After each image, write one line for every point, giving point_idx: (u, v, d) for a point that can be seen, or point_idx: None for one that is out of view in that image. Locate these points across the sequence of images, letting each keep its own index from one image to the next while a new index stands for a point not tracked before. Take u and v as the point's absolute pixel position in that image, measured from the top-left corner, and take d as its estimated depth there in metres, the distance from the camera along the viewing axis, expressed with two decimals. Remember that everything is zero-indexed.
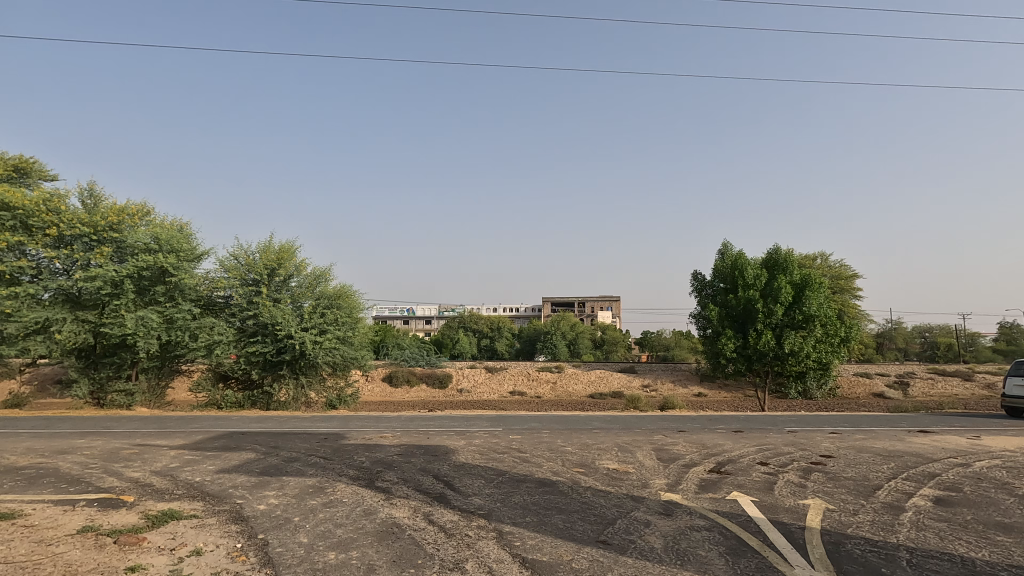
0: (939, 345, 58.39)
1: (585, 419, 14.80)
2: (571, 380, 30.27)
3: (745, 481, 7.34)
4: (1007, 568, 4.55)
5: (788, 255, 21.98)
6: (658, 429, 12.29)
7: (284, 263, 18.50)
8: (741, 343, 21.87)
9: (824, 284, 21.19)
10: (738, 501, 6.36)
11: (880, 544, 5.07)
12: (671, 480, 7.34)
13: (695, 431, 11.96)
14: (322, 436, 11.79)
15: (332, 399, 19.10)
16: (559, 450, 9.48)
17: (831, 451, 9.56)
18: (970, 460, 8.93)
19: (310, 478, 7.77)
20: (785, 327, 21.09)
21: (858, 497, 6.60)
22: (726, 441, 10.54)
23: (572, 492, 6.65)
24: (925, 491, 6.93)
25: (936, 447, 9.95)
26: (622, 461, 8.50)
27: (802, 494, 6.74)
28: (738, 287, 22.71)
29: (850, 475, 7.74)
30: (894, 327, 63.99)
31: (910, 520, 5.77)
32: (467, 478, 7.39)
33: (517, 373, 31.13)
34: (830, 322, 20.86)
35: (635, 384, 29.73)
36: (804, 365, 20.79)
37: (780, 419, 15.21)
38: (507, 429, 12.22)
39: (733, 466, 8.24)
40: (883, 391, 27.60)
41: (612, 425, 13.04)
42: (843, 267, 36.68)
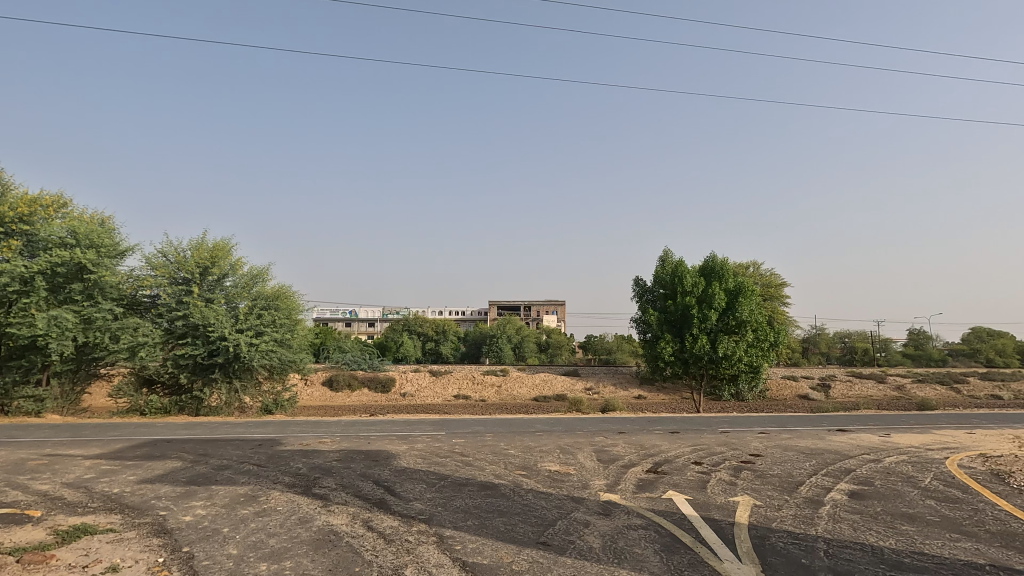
0: (856, 350, 62.66)
1: (528, 422, 14.90)
2: (515, 384, 30.40)
3: (680, 480, 7.62)
4: (911, 555, 4.94)
5: (724, 263, 23.01)
6: (599, 431, 12.55)
7: (218, 262, 17.62)
8: (678, 347, 22.71)
9: (756, 291, 22.32)
10: (673, 500, 6.59)
11: (801, 536, 5.39)
12: (610, 480, 7.51)
13: (634, 433, 12.27)
14: (256, 443, 11.28)
15: (268, 404, 18.35)
16: (502, 453, 9.51)
17: (759, 450, 10.08)
18: (880, 456, 9.65)
19: (241, 486, 7.42)
20: (719, 332, 22.06)
21: (783, 493, 6.99)
22: (663, 442, 10.90)
23: (514, 495, 6.68)
24: (842, 486, 7.43)
25: (852, 445, 10.69)
26: (563, 463, 8.61)
27: (732, 491, 7.06)
28: (677, 293, 23.55)
29: (775, 473, 8.18)
30: (818, 333, 68.27)
31: (828, 513, 6.17)
32: (409, 482, 7.28)
33: (462, 377, 31.00)
34: (760, 328, 21.98)
35: (578, 387, 30.24)
36: (737, 369, 21.79)
37: (714, 420, 15.84)
38: (450, 434, 12.13)
39: (669, 466, 8.53)
40: (808, 393, 29.35)
41: (554, 428, 13.21)
42: (773, 276, 38.77)
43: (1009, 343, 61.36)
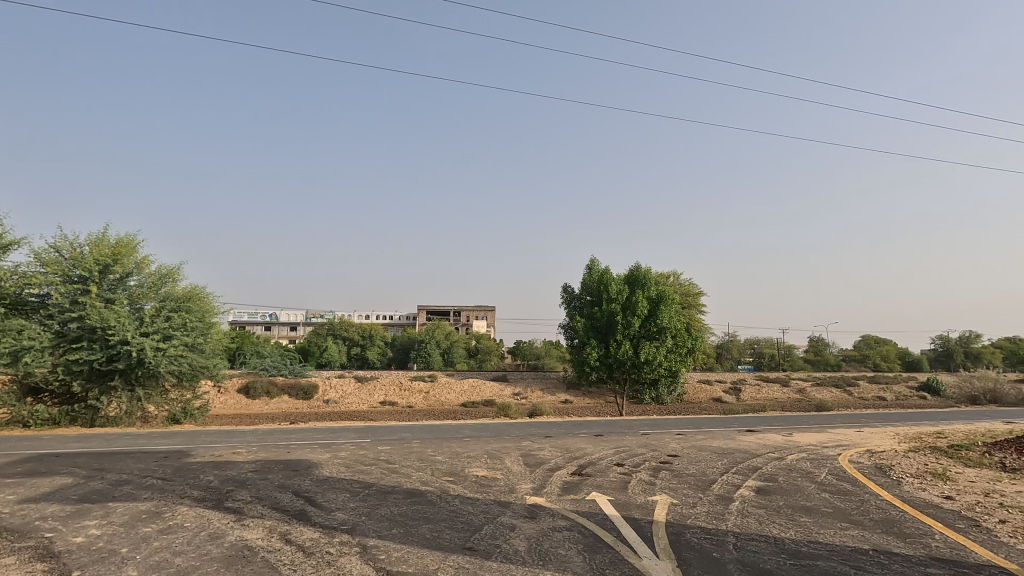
0: (763, 356, 67.28)
1: (456, 428, 14.80)
2: (443, 390, 30.11)
3: (603, 481, 7.87)
4: (808, 544, 5.37)
5: (646, 272, 24.04)
6: (526, 435, 12.70)
7: (121, 259, 16.22)
8: (604, 352, 23.40)
9: (675, 298, 23.50)
10: (596, 501, 6.80)
11: (713, 531, 5.72)
12: (537, 484, 7.63)
13: (560, 436, 12.52)
14: (161, 455, 10.46)
15: (176, 413, 17.18)
16: (429, 459, 9.39)
17: (676, 451, 10.60)
18: (783, 454, 10.43)
19: (143, 503, 6.85)
20: (641, 338, 22.99)
21: (697, 491, 7.39)
22: (588, 445, 11.20)
23: (440, 502, 6.62)
24: (750, 483, 7.95)
25: (759, 445, 11.47)
26: (490, 468, 8.65)
27: (651, 491, 7.39)
28: (603, 300, 24.27)
29: (690, 472, 8.64)
30: (730, 340, 72.71)
31: (737, 509, 6.60)
32: (331, 492, 7.02)
33: (388, 383, 30.29)
34: (679, 334, 23.15)
35: (506, 392, 30.39)
36: (657, 373, 22.78)
37: (636, 423, 16.44)
38: (375, 441, 11.84)
39: (593, 468, 8.78)
40: (721, 396, 31.15)
41: (482, 433, 13.22)
42: (691, 285, 40.98)
43: (893, 349, 68.26)
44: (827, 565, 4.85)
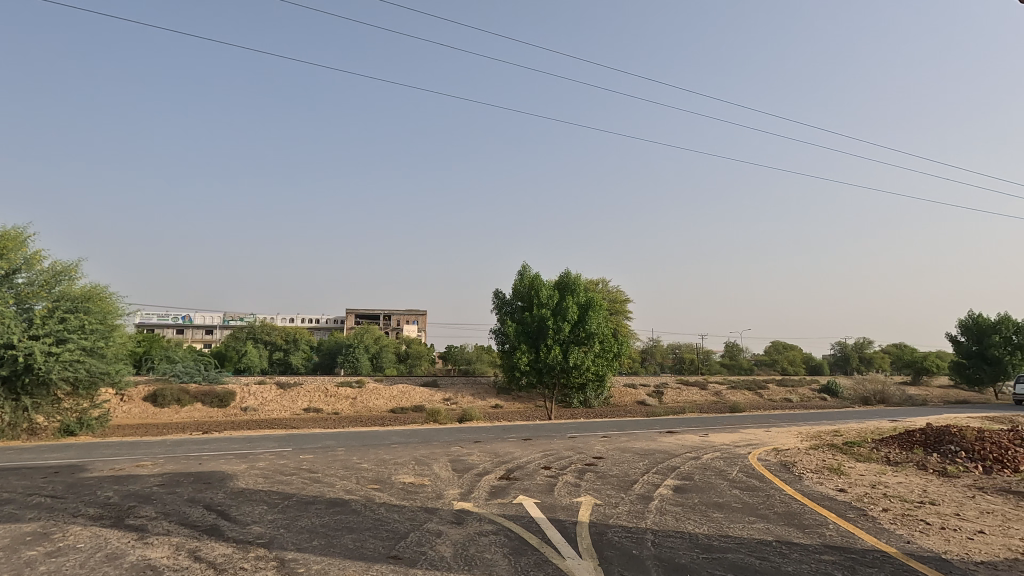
0: (684, 360, 70.66)
1: (383, 434, 14.48)
2: (371, 395, 29.36)
3: (530, 485, 7.98)
4: (719, 539, 5.71)
5: (576, 279, 24.63)
6: (455, 441, 12.65)
7: (7, 254, 14.63)
8: (534, 357, 23.70)
9: (603, 305, 24.28)
10: (522, 504, 6.89)
11: (633, 529, 5.96)
12: (464, 489, 7.62)
13: (489, 441, 12.57)
14: (50, 470, 9.49)
15: (69, 424, 15.71)
16: (354, 467, 9.14)
17: (601, 453, 10.94)
18: (700, 453, 11.02)
19: (27, 524, 6.19)
20: (570, 343, 23.55)
21: (620, 492, 7.66)
22: (516, 449, 11.34)
23: (365, 510, 6.46)
24: (669, 482, 8.34)
25: (678, 445, 12.07)
26: (418, 474, 8.54)
27: (576, 492, 7.58)
28: (533, 305, 24.49)
29: (614, 473, 8.95)
30: (654, 345, 75.88)
31: (656, 507, 6.91)
32: (247, 505, 6.66)
33: (313, 389, 29.12)
34: (606, 339, 23.97)
35: (436, 398, 30.02)
36: (585, 377, 23.44)
37: (565, 427, 16.79)
38: (297, 449, 11.37)
39: (521, 472, 8.88)
40: (644, 399, 32.38)
41: (410, 439, 13.03)
42: (619, 292, 42.45)
43: (799, 355, 73.88)
44: (735, 557, 5.18)
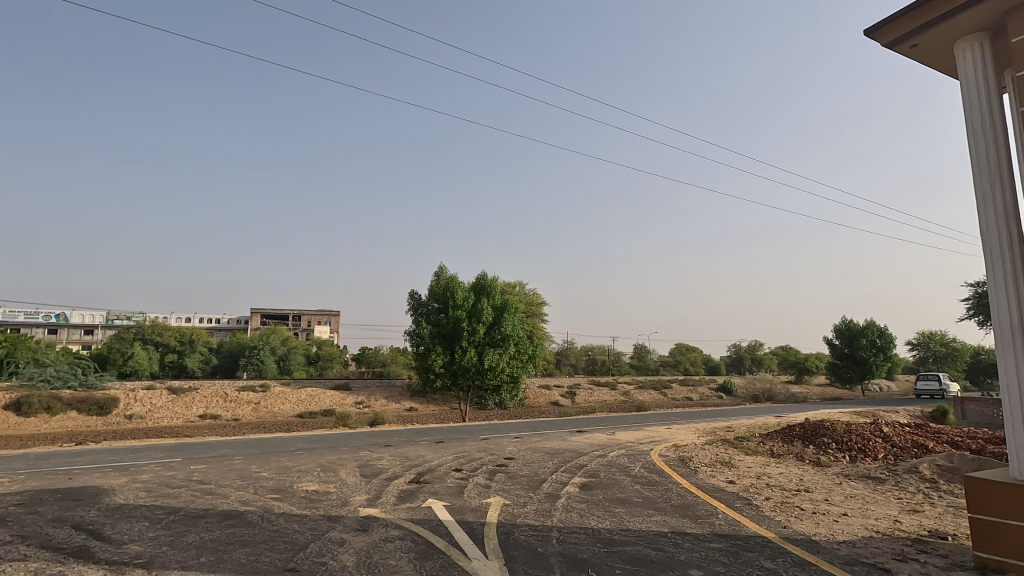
0: (597, 361, 73.20)
1: (287, 441, 13.75)
2: (276, 400, 27.80)
3: (440, 488, 7.91)
4: (619, 532, 5.98)
5: (492, 281, 24.75)
6: (365, 445, 12.30)
7: None
8: (448, 359, 23.53)
9: (518, 307, 24.67)
10: (431, 507, 6.81)
11: (539, 527, 6.08)
12: (371, 495, 7.41)
13: (400, 445, 12.34)
14: None
15: None
16: (252, 476, 8.61)
17: (513, 453, 11.09)
18: (606, 451, 11.46)
19: None
20: (485, 345, 23.69)
21: (528, 491, 7.80)
22: (428, 452, 11.22)
23: (262, 522, 6.10)
24: (576, 480, 8.60)
25: (586, 444, 12.49)
26: (322, 481, 8.20)
27: (486, 493, 7.63)
28: (448, 307, 24.21)
29: (524, 473, 9.10)
30: (569, 347, 77.97)
31: (562, 504, 7.10)
32: (124, 522, 6.06)
33: (210, 395, 27.08)
34: (521, 342, 24.41)
35: (347, 402, 29.01)
36: (499, 379, 23.69)
37: (479, 428, 16.82)
38: (188, 459, 10.52)
39: (431, 475, 8.79)
40: (558, 399, 33.17)
41: (317, 445, 12.50)
42: (535, 295, 43.21)
43: (700, 356, 79.08)
44: (633, 549, 5.44)
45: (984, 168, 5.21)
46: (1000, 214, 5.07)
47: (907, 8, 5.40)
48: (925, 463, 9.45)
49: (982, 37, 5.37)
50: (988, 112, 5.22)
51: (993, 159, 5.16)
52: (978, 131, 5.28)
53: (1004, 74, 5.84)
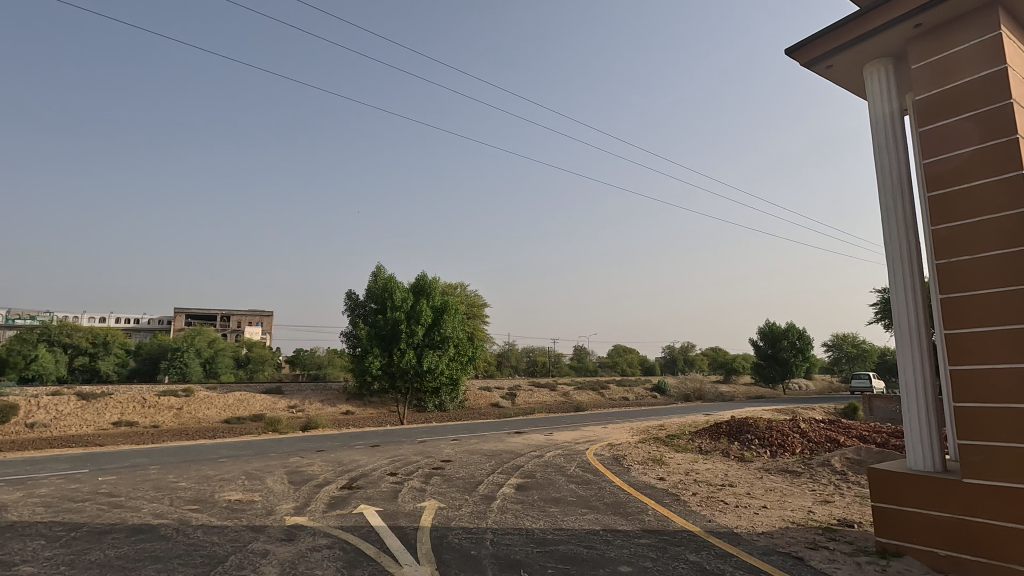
0: (537, 363, 73.98)
1: (210, 448, 13.00)
2: (201, 405, 26.25)
3: (373, 493, 7.70)
4: (553, 532, 6.03)
5: (432, 282, 24.47)
6: (295, 451, 11.82)
7: None
8: (386, 361, 23.06)
9: (458, 309, 24.51)
10: (363, 513, 6.63)
11: (473, 530, 6.04)
12: (300, 502, 7.12)
13: (333, 449, 11.96)
14: None
15: None
16: (169, 487, 8.07)
17: (450, 456, 10.98)
18: (543, 451, 11.57)
19: None
20: (424, 347, 23.38)
21: (464, 493, 7.74)
22: (362, 456, 10.93)
23: (177, 535, 5.72)
24: (512, 481, 8.62)
25: (524, 445, 12.58)
26: (247, 490, 7.80)
27: (421, 497, 7.50)
28: (386, 308, 23.72)
29: (460, 475, 9.03)
30: (510, 348, 78.37)
31: (498, 506, 7.09)
32: (17, 542, 5.50)
33: (126, 400, 25.19)
34: (461, 343, 24.26)
35: (279, 406, 27.81)
36: (438, 381, 23.45)
37: (417, 431, 16.57)
38: (96, 471, 9.72)
39: (364, 480, 8.56)
40: (498, 401, 33.23)
41: (243, 452, 11.90)
42: (476, 296, 43.10)
43: (636, 357, 81.60)
44: (566, 548, 5.50)
45: (888, 184, 5.65)
46: (901, 226, 5.51)
47: (825, 31, 5.77)
48: (836, 457, 10.14)
49: (889, 62, 5.83)
50: (893, 131, 5.67)
51: (896, 174, 5.61)
52: (884, 149, 5.71)
53: (906, 98, 6.36)
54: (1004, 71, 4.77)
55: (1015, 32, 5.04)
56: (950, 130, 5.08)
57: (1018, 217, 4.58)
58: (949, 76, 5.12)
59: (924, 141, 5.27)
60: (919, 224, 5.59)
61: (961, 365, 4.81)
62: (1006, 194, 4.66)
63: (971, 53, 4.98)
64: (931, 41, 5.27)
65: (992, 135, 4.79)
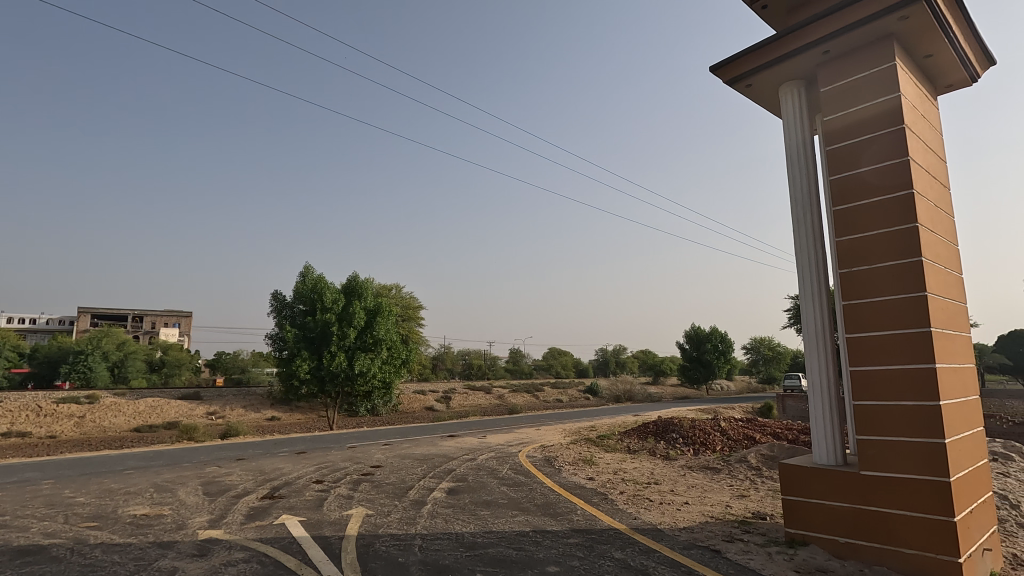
0: (473, 365, 73.71)
1: (115, 459, 11.98)
2: (106, 413, 24.18)
3: (296, 502, 7.38)
4: (482, 535, 6.02)
5: (364, 283, 23.85)
6: (212, 460, 11.13)
7: None
8: (315, 364, 22.21)
9: (392, 311, 24.01)
10: (284, 524, 6.33)
11: (401, 536, 5.92)
12: (215, 515, 6.70)
13: (255, 457, 11.36)
14: None
15: None
16: (64, 503, 7.36)
17: (380, 461, 10.72)
18: (476, 454, 11.54)
19: None
20: (356, 350, 22.75)
21: (393, 499, 7.57)
22: (287, 464, 10.47)
23: (71, 555, 5.22)
24: (443, 485, 8.53)
25: (457, 448, 12.48)
26: (156, 504, 7.25)
27: (347, 504, 7.27)
28: (316, 309, 22.88)
29: (390, 480, 8.83)
30: (445, 351, 77.67)
31: (428, 511, 6.98)
32: None
33: (17, 409, 22.79)
34: (394, 346, 23.78)
35: (197, 412, 26.11)
36: (370, 385, 22.86)
37: (346, 436, 16.06)
38: None
39: (288, 488, 8.18)
40: (433, 405, 32.82)
41: (153, 462, 11.07)
42: (412, 298, 42.44)
43: (570, 359, 82.94)
44: (495, 550, 5.50)
45: (799, 197, 6.06)
46: (809, 237, 5.93)
47: (745, 50, 6.12)
48: (752, 453, 10.75)
49: (800, 84, 6.27)
50: (804, 148, 6.09)
51: (806, 189, 6.02)
52: (795, 165, 6.12)
53: (813, 119, 6.87)
54: (899, 98, 5.24)
55: (907, 65, 5.56)
56: (853, 149, 5.53)
57: (910, 231, 5.04)
58: (853, 100, 5.57)
59: (830, 159, 5.70)
60: (825, 235, 6.03)
61: (861, 367, 5.22)
62: (900, 210, 5.12)
63: (872, 80, 5.44)
64: (836, 67, 5.71)
65: (888, 156, 5.26)
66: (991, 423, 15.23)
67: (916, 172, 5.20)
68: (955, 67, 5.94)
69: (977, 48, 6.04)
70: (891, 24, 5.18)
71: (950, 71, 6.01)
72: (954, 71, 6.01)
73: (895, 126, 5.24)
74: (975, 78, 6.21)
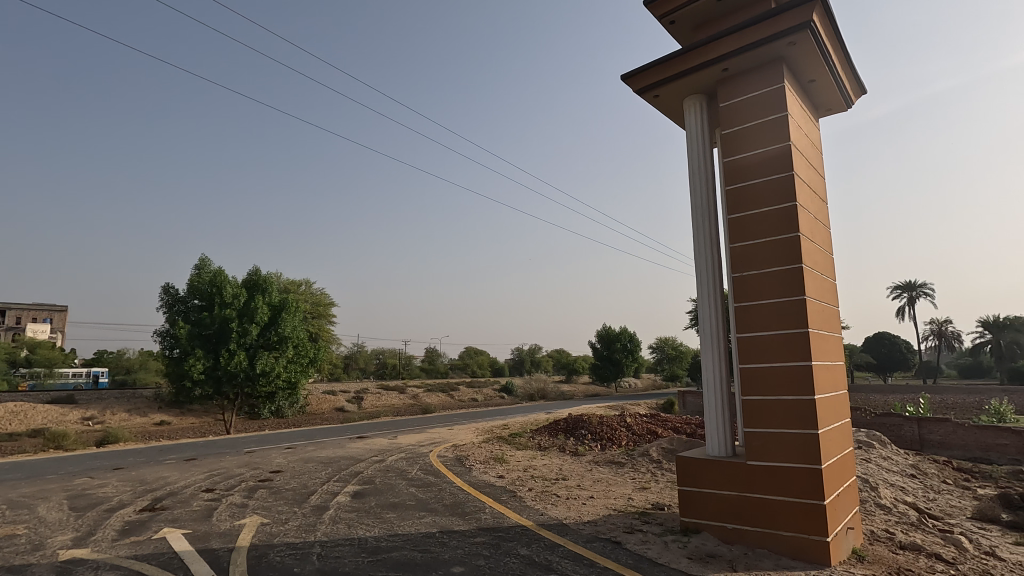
0: (387, 364, 71.86)
1: None
2: None
3: (181, 513, 6.77)
4: (386, 538, 5.83)
5: (268, 277, 22.48)
6: (83, 471, 9.96)
7: None
8: (211, 364, 20.62)
9: (299, 307, 22.83)
10: (165, 538, 5.78)
11: (299, 545, 5.60)
12: (82, 532, 5.99)
13: (135, 466, 10.30)
14: None
15: None
16: None
17: (280, 465, 10.11)
18: (385, 456, 11.19)
19: None
20: (258, 348, 21.42)
21: (292, 506, 7.16)
22: (173, 472, 9.61)
23: None
24: (348, 489, 8.20)
25: (365, 449, 12.07)
26: (7, 523, 6.36)
27: (240, 514, 6.78)
28: (213, 304, 21.24)
29: (290, 486, 8.35)
30: (358, 350, 75.20)
31: (330, 516, 6.66)
32: None
33: None
34: (301, 344, 22.65)
35: (69, 418, 23.35)
36: (273, 385, 21.60)
37: (245, 440, 15.02)
38: None
39: (172, 499, 7.49)
40: (343, 405, 31.60)
41: (8, 475, 9.71)
42: (323, 295, 40.65)
43: (486, 359, 83.26)
44: (399, 554, 5.34)
45: (699, 204, 6.42)
46: (707, 242, 6.29)
47: (653, 63, 6.40)
48: (654, 447, 11.29)
49: (702, 98, 6.65)
50: (704, 158, 6.46)
51: (705, 197, 6.40)
52: (696, 173, 6.47)
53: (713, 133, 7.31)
54: (786, 117, 5.71)
55: (794, 87, 6.07)
56: (747, 161, 5.94)
57: (793, 239, 5.49)
58: (747, 116, 5.99)
59: (726, 169, 6.08)
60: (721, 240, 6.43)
61: (748, 364, 5.62)
62: (785, 220, 5.57)
63: (764, 99, 5.88)
64: (733, 84, 6.11)
65: (776, 170, 5.70)
66: (858, 414, 17.06)
67: (798, 186, 5.69)
68: (833, 94, 6.56)
69: (851, 78, 6.72)
70: (781, 49, 5.63)
71: (829, 97, 6.62)
72: (832, 97, 6.64)
73: (782, 142, 5.70)
74: (850, 104, 6.90)
